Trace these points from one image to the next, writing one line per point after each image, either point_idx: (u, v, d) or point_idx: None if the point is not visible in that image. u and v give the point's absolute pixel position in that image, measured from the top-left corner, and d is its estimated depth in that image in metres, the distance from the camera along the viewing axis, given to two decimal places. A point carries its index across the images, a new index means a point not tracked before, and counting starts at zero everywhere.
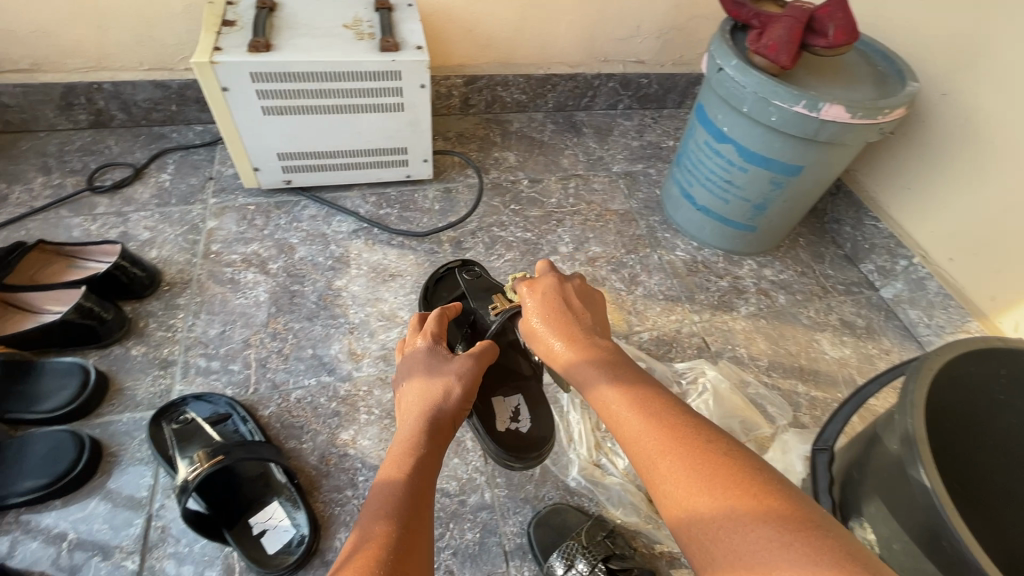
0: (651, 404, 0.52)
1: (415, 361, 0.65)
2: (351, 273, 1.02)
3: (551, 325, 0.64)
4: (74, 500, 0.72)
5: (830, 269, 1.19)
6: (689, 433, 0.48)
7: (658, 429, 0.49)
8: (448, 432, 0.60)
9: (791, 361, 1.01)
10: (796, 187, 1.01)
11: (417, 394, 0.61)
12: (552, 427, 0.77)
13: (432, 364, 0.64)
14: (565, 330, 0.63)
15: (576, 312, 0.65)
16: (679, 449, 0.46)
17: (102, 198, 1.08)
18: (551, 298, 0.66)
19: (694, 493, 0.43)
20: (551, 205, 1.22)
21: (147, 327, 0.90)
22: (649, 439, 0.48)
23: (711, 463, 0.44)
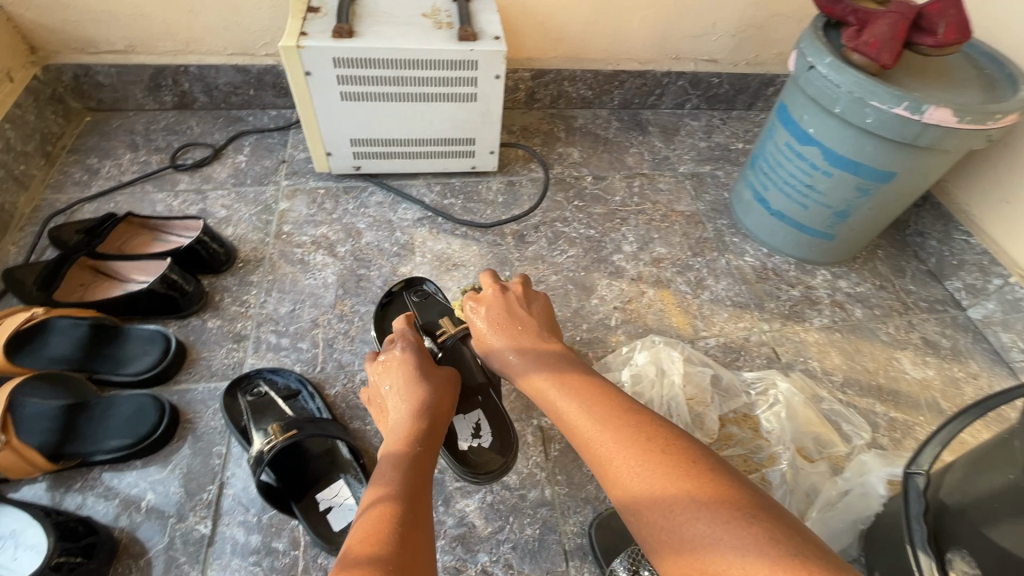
0: (599, 401, 0.55)
1: (393, 368, 0.69)
2: (415, 260, 1.03)
3: (503, 333, 0.70)
4: (152, 462, 0.75)
5: (912, 284, 1.12)
6: (632, 427, 0.51)
7: (609, 428, 0.52)
8: (436, 429, 0.63)
9: (868, 378, 0.95)
10: (884, 196, 0.95)
11: (404, 397, 0.65)
12: (513, 440, 0.76)
13: (418, 368, 0.68)
14: (516, 338, 0.69)
15: (520, 318, 0.71)
16: (625, 444, 0.49)
17: (183, 175, 1.12)
18: (495, 307, 0.72)
19: (640, 490, 0.46)
20: (615, 203, 1.20)
21: (222, 301, 0.93)
22: (600, 439, 0.52)
23: (654, 459, 0.47)
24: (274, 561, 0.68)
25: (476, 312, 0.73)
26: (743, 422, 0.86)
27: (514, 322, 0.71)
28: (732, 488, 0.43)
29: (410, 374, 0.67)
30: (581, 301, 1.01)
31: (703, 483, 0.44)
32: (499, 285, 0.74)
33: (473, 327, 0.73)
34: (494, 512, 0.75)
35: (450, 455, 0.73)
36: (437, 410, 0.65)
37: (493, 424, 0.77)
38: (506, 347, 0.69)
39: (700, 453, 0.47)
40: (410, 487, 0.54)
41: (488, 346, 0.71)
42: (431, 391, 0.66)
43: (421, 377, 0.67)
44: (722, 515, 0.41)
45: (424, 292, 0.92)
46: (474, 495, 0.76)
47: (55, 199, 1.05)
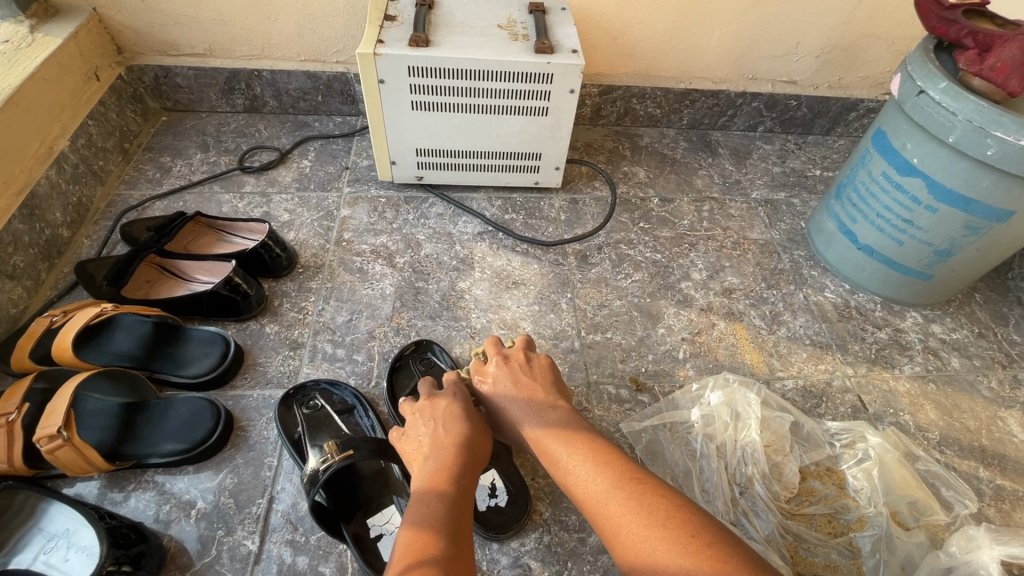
0: (604, 468, 0.54)
1: (438, 414, 0.63)
2: (475, 276, 1.00)
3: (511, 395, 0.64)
4: (205, 469, 0.73)
5: (1016, 334, 1.01)
6: (636, 498, 0.50)
7: (615, 499, 0.51)
8: (476, 467, 0.59)
9: (969, 438, 0.85)
10: (994, 237, 0.86)
11: (447, 429, 0.60)
12: (529, 497, 0.72)
13: (462, 412, 0.63)
14: (524, 398, 0.63)
15: (533, 376, 0.66)
16: (630, 516, 0.48)
17: (250, 178, 1.13)
18: (502, 369, 0.66)
19: (646, 569, 0.45)
20: (683, 227, 1.14)
21: (281, 306, 0.92)
22: (605, 505, 0.51)
23: (656, 532, 0.46)
24: None
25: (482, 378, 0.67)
26: (827, 476, 0.78)
27: (524, 387, 0.64)
28: (732, 562, 0.42)
29: (453, 413, 0.62)
30: (646, 329, 0.95)
31: (700, 557, 0.43)
32: (501, 351, 0.68)
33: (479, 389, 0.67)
34: (552, 555, 0.69)
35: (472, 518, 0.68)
36: (472, 447, 0.60)
37: (511, 482, 0.73)
38: (517, 413, 0.62)
39: (703, 524, 0.46)
40: (450, 528, 0.50)
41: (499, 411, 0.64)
42: (468, 433, 0.61)
43: (464, 419, 0.62)
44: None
45: (433, 360, 0.84)
46: (530, 534, 0.70)
47: (128, 194, 1.08)
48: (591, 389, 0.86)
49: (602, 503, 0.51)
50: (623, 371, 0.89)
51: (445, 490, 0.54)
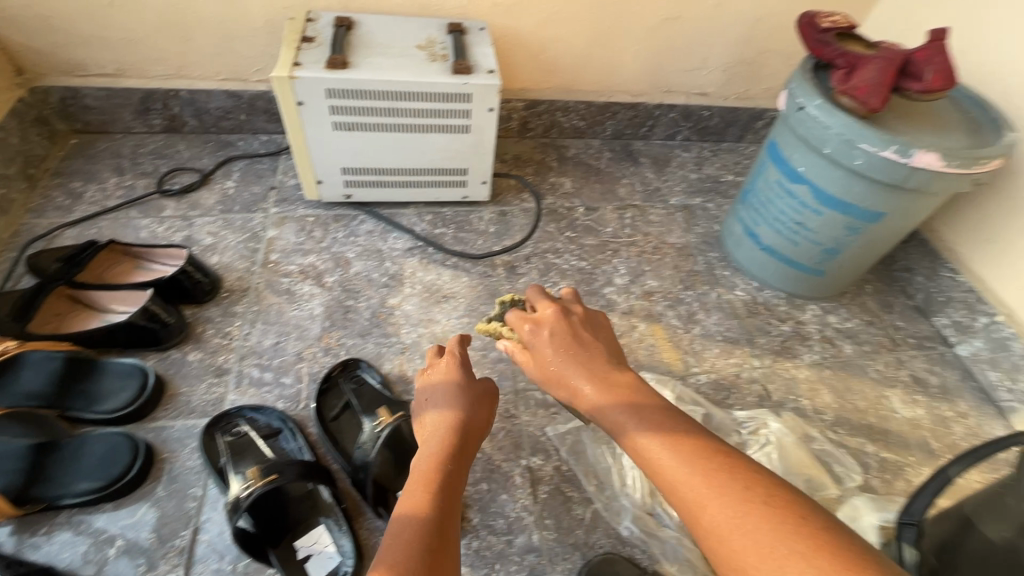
0: (681, 443, 0.52)
1: (450, 391, 0.68)
2: (405, 291, 1.02)
3: (565, 358, 0.65)
4: (124, 505, 0.72)
5: (900, 320, 1.12)
6: (724, 474, 0.47)
7: (700, 472, 0.48)
8: (467, 454, 0.63)
9: (859, 417, 0.95)
10: (871, 235, 0.96)
11: (445, 414, 0.65)
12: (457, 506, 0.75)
13: (461, 392, 0.68)
14: (581, 363, 0.64)
15: (591, 342, 0.66)
16: (718, 494, 0.46)
17: (170, 201, 1.10)
18: (560, 332, 0.67)
19: (734, 546, 0.42)
20: (606, 234, 1.19)
21: (204, 332, 0.91)
22: (684, 485, 0.48)
23: (751, 512, 0.43)
24: None
25: (539, 336, 0.68)
26: None
27: (579, 352, 0.65)
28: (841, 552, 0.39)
29: (457, 391, 0.68)
30: None
31: (804, 544, 0.40)
32: (559, 310, 0.70)
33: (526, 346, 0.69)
34: (480, 559, 0.72)
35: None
36: (472, 424, 0.66)
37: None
38: (575, 376, 0.63)
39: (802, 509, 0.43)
40: (440, 511, 0.54)
41: (551, 372, 0.66)
42: (465, 418, 0.65)
43: (464, 401, 0.67)
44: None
45: (362, 378, 0.84)
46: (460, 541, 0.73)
47: (36, 223, 1.03)
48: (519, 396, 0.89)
49: (679, 480, 0.49)
50: None
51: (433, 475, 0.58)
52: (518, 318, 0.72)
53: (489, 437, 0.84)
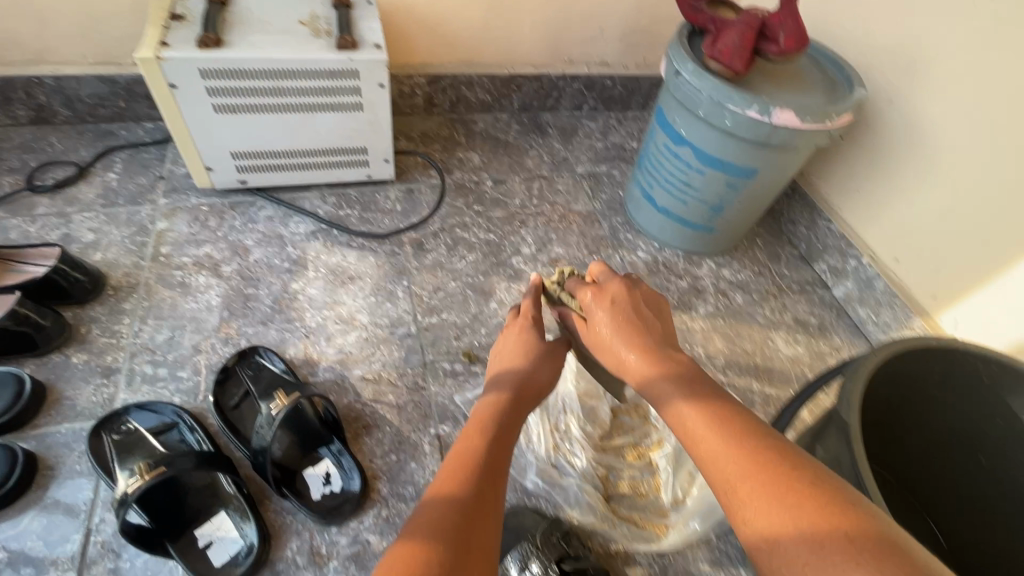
0: (726, 421, 0.50)
1: (518, 351, 0.68)
2: (308, 275, 1.00)
3: (621, 329, 0.63)
4: (6, 517, 0.68)
5: (786, 269, 1.22)
6: (771, 456, 0.46)
7: (749, 450, 0.47)
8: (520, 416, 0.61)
9: (746, 359, 1.03)
10: (750, 191, 1.03)
11: (505, 375, 0.65)
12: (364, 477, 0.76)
13: (525, 351, 0.68)
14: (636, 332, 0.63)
15: (646, 319, 0.65)
16: (770, 482, 0.43)
17: (43, 198, 1.03)
18: (622, 303, 0.66)
19: (774, 524, 0.41)
20: (514, 205, 1.22)
21: (90, 333, 0.86)
22: (733, 469, 0.46)
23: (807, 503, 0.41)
24: None
25: (597, 304, 0.67)
26: (635, 411, 0.90)
27: (636, 326, 0.64)
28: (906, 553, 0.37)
29: (522, 349, 0.68)
30: (480, 306, 1.02)
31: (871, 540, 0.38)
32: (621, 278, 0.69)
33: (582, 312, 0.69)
34: (388, 526, 0.74)
35: (303, 506, 0.72)
36: (531, 384, 0.65)
37: (342, 465, 0.77)
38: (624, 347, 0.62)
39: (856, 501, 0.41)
40: (486, 464, 0.51)
41: (603, 340, 0.65)
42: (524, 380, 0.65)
43: (526, 361, 0.67)
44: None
45: (260, 363, 0.83)
46: (369, 511, 0.75)
47: None
48: (427, 368, 0.91)
49: (726, 463, 0.47)
50: (457, 347, 0.95)
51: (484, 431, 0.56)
52: (577, 285, 0.72)
53: (398, 410, 0.85)
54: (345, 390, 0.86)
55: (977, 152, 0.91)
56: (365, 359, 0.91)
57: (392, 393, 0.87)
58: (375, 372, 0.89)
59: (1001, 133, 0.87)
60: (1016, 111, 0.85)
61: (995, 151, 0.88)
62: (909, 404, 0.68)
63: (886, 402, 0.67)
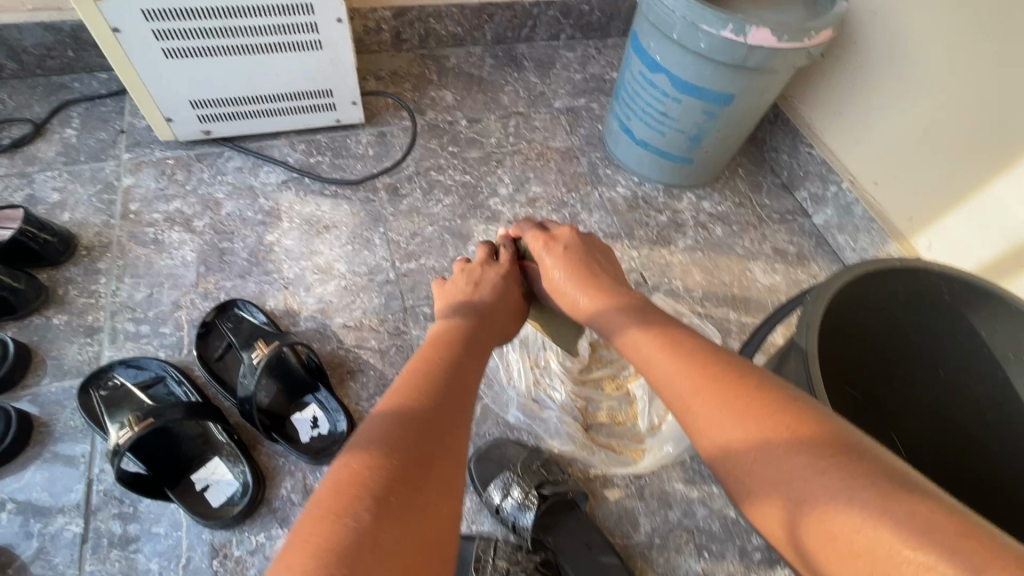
0: (679, 345, 0.51)
1: (485, 280, 0.69)
2: (283, 227, 0.99)
3: (578, 267, 0.68)
4: (9, 472, 0.72)
5: (767, 199, 1.20)
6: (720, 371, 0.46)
7: (699, 367, 0.47)
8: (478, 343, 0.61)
9: (724, 290, 1.05)
10: (729, 118, 1.00)
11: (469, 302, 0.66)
12: (352, 418, 0.79)
13: (495, 283, 0.70)
14: (587, 269, 0.68)
15: (597, 260, 0.70)
16: (714, 393, 0.44)
17: (1, 158, 1.00)
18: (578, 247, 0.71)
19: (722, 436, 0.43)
20: (490, 145, 1.19)
21: (67, 294, 0.86)
22: (682, 384, 0.47)
23: (759, 406, 0.42)
24: (156, 544, 0.69)
25: (549, 251, 0.70)
26: None
27: (591, 267, 0.68)
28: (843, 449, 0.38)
29: (495, 281, 0.70)
30: (458, 249, 1.01)
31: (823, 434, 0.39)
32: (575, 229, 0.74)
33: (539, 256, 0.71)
34: None
35: (293, 448, 0.75)
36: (487, 311, 0.66)
37: (329, 409, 0.79)
38: (579, 287, 0.66)
39: (809, 403, 0.41)
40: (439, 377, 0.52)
41: (555, 283, 0.68)
42: (488, 304, 0.67)
43: (494, 292, 0.68)
44: (835, 478, 0.36)
45: (238, 316, 0.84)
46: None
47: None
48: (408, 313, 0.92)
49: (680, 379, 0.48)
50: None
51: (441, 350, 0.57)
52: (530, 232, 0.74)
53: (381, 354, 0.88)
54: (328, 338, 0.88)
55: (955, 77, 0.89)
56: (345, 308, 0.91)
57: (374, 338, 0.89)
58: (356, 319, 0.90)
59: (979, 59, 0.85)
60: (995, 14, 0.82)
61: (973, 76, 0.86)
62: (875, 324, 0.69)
63: (851, 325, 0.68)
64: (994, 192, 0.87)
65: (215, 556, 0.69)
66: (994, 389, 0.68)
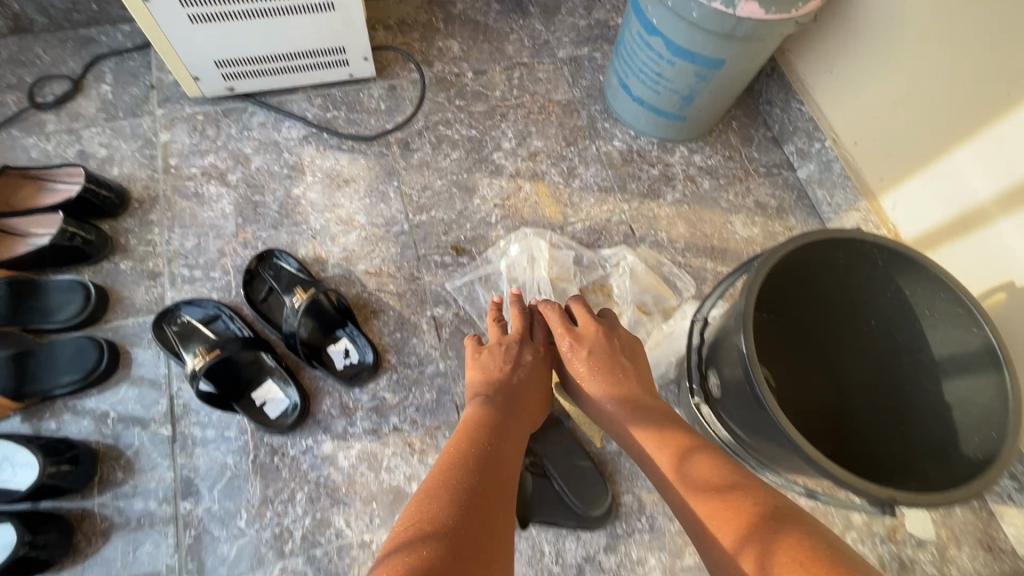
0: (694, 468, 0.65)
1: (516, 361, 0.82)
2: (307, 180, 1.10)
3: (605, 371, 0.80)
4: (107, 388, 0.90)
5: (756, 152, 1.27)
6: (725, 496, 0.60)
7: (711, 487, 0.62)
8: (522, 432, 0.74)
9: (705, 241, 1.16)
10: (720, 80, 1.06)
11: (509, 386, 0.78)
12: (378, 350, 0.95)
13: (527, 367, 0.82)
14: (610, 371, 0.80)
15: (620, 363, 0.81)
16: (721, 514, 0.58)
17: (49, 115, 1.09)
18: (602, 351, 0.82)
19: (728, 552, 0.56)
20: (495, 98, 1.25)
21: (128, 243, 1.00)
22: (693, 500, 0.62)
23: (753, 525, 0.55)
24: (229, 444, 0.88)
25: (577, 354, 0.82)
26: (600, 291, 1.07)
27: (613, 369, 0.80)
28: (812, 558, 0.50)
29: (530, 364, 0.83)
30: (465, 202, 1.12)
31: (775, 517, 0.55)
32: (605, 325, 0.85)
33: (567, 348, 0.83)
34: (400, 385, 0.94)
35: (331, 373, 0.91)
36: (520, 398, 0.78)
37: (358, 343, 0.95)
38: (604, 394, 0.79)
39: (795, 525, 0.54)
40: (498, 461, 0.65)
41: (587, 386, 0.81)
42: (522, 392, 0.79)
43: (525, 377, 0.81)
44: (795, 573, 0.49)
45: (276, 263, 0.98)
46: (383, 377, 0.95)
47: None
48: (421, 261, 1.05)
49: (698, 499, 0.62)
50: (446, 241, 1.08)
51: (495, 429, 0.70)
52: (558, 326, 0.85)
53: (399, 297, 1.02)
54: (353, 282, 1.02)
55: (946, 55, 0.92)
56: (366, 255, 1.05)
57: (392, 283, 1.03)
58: (377, 266, 1.04)
59: (966, 42, 0.89)
60: None
61: (966, 60, 0.90)
62: (814, 279, 0.83)
63: (789, 280, 0.83)
64: (956, 158, 0.95)
65: (275, 453, 0.88)
66: (913, 339, 0.80)
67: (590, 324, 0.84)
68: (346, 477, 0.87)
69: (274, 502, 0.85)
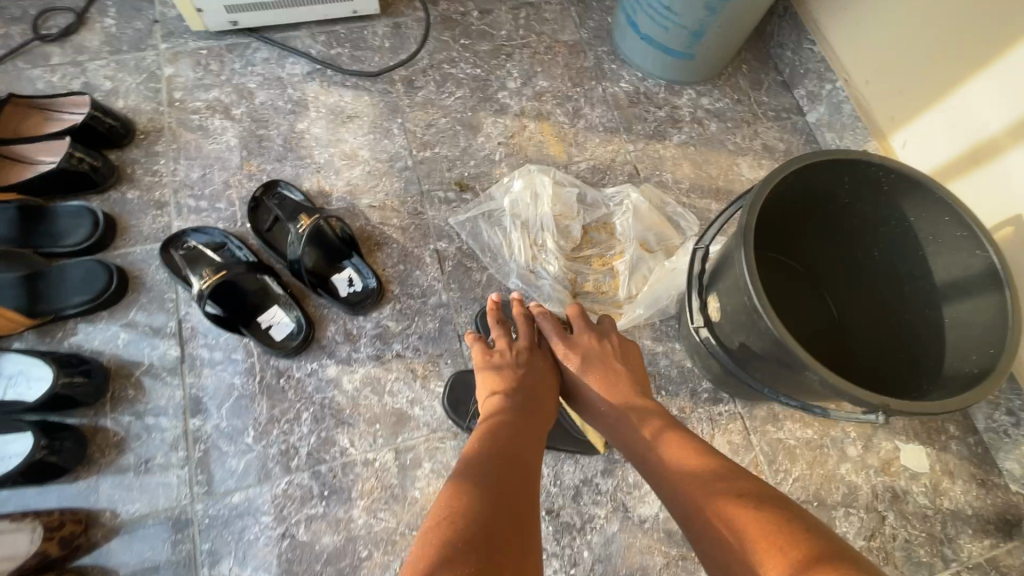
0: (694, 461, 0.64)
1: (520, 359, 0.81)
2: (311, 116, 1.10)
3: (602, 375, 0.80)
4: (118, 311, 0.92)
5: (766, 96, 1.25)
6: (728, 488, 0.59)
7: (710, 479, 0.61)
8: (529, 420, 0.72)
9: (710, 183, 1.15)
10: (729, 13, 1.04)
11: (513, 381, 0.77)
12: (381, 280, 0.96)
13: (531, 363, 0.81)
14: (607, 376, 0.80)
15: (616, 367, 0.82)
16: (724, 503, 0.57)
17: (54, 47, 1.09)
18: (598, 358, 0.82)
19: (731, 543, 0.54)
20: (500, 38, 1.23)
21: (135, 173, 1.01)
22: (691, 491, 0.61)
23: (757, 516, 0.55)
24: (235, 366, 0.90)
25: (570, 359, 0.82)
26: (603, 228, 1.06)
27: (610, 373, 0.81)
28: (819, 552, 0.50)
29: (532, 361, 0.81)
30: (469, 140, 1.12)
31: (777, 510, 0.56)
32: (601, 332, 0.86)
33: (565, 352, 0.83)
34: (403, 314, 0.96)
35: (335, 299, 0.92)
36: (525, 391, 0.76)
37: (362, 272, 0.96)
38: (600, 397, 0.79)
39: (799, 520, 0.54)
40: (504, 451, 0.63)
41: (584, 388, 0.80)
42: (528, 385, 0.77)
43: (531, 371, 0.80)
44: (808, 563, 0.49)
45: (282, 194, 0.99)
46: (386, 306, 0.96)
47: None
48: (424, 196, 1.06)
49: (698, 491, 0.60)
50: (449, 178, 1.08)
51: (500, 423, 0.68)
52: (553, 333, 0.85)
53: (402, 231, 1.03)
54: (357, 216, 1.03)
55: None
56: (370, 190, 1.05)
57: (396, 218, 1.03)
58: (380, 200, 1.04)
59: None
60: None
61: None
62: (817, 207, 0.83)
63: (792, 208, 0.83)
64: (969, 91, 0.93)
65: (281, 375, 0.90)
66: (913, 267, 0.80)
67: (586, 329, 0.86)
68: (349, 399, 0.89)
69: (281, 420, 0.87)
